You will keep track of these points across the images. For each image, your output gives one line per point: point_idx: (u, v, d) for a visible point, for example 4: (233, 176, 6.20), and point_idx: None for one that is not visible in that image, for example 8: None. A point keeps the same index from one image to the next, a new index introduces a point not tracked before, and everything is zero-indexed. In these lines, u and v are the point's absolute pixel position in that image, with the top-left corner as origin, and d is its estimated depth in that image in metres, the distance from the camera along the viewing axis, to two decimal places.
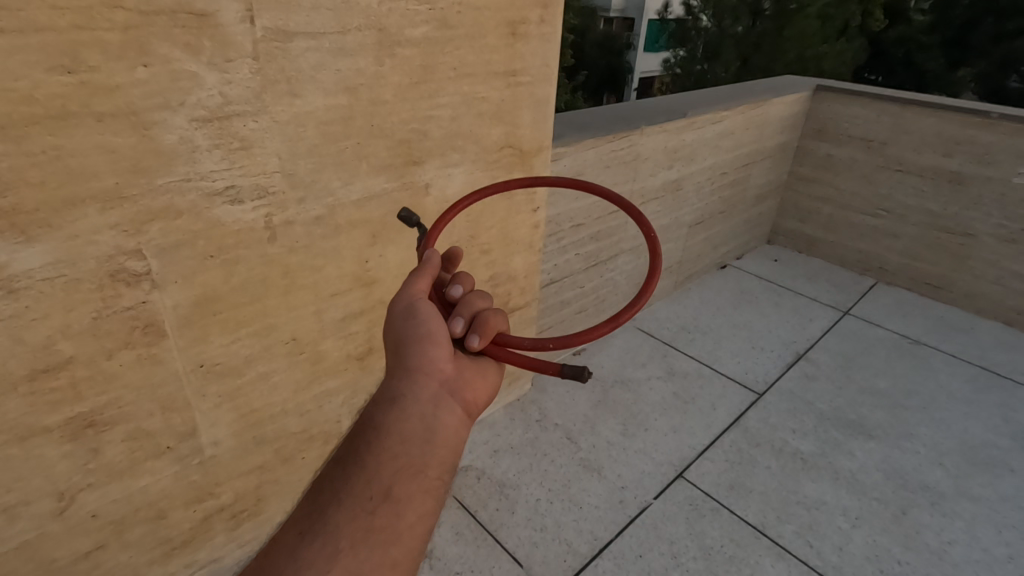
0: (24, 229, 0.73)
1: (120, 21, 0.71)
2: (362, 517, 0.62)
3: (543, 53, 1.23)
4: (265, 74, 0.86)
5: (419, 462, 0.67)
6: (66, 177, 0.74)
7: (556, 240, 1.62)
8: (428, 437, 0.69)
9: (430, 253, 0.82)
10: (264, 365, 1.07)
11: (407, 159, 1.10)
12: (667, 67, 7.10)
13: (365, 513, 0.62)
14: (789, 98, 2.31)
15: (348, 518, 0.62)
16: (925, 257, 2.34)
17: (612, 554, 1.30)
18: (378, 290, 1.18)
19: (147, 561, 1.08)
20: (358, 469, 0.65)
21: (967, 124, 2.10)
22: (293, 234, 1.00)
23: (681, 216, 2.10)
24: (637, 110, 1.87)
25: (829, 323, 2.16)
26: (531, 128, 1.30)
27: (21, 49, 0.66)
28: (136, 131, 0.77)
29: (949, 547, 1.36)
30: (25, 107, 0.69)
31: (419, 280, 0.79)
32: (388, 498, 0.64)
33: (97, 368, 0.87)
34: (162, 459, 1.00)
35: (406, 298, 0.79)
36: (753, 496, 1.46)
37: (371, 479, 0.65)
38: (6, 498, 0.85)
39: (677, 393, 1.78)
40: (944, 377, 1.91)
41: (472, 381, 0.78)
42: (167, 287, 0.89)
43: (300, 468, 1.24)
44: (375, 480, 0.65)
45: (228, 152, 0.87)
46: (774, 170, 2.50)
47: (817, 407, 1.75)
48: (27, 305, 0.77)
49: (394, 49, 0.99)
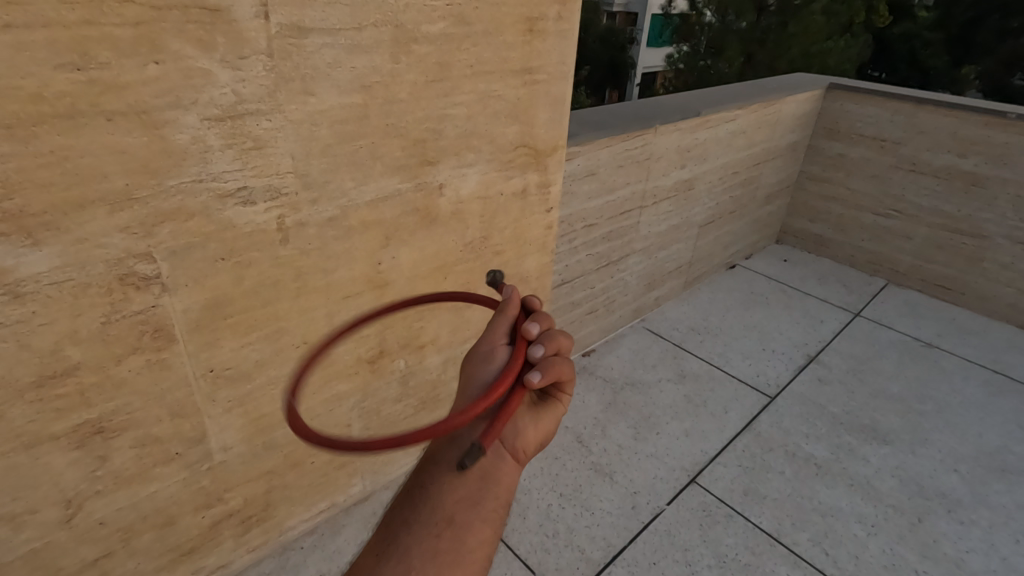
0: (31, 232, 0.71)
1: (131, 16, 0.68)
2: (429, 540, 0.62)
3: (560, 50, 1.20)
4: (279, 71, 0.83)
5: (477, 494, 0.66)
6: (74, 177, 0.71)
7: (568, 240, 1.60)
8: (481, 478, 0.67)
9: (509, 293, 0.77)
10: (274, 370, 1.05)
11: (421, 159, 1.07)
12: (670, 63, 7.05)
13: (432, 535, 0.62)
14: (802, 96, 2.28)
15: (418, 540, 0.61)
16: (938, 258, 2.31)
17: (626, 562, 1.28)
18: (390, 292, 1.15)
19: (154, 567, 1.06)
20: (421, 498, 0.65)
21: (983, 125, 2.06)
22: (306, 236, 0.97)
23: (692, 216, 2.07)
24: (650, 108, 1.83)
25: (840, 325, 2.14)
26: (546, 128, 1.27)
27: (28, 45, 0.64)
28: (146, 130, 0.74)
29: (967, 556, 1.34)
30: (33, 105, 0.66)
31: (500, 322, 0.75)
32: (452, 523, 0.63)
33: (106, 374, 0.84)
34: (171, 465, 0.98)
35: (487, 339, 0.75)
36: (767, 502, 1.44)
37: (435, 505, 0.64)
38: (11, 507, 0.83)
39: (688, 396, 1.75)
40: (958, 381, 1.89)
41: (525, 429, 0.72)
42: (177, 291, 0.86)
43: (309, 473, 1.22)
44: (439, 505, 0.64)
45: (241, 152, 0.84)
46: (786, 169, 2.46)
47: (830, 412, 1.73)
48: (34, 309, 0.75)
49: (410, 46, 0.96)
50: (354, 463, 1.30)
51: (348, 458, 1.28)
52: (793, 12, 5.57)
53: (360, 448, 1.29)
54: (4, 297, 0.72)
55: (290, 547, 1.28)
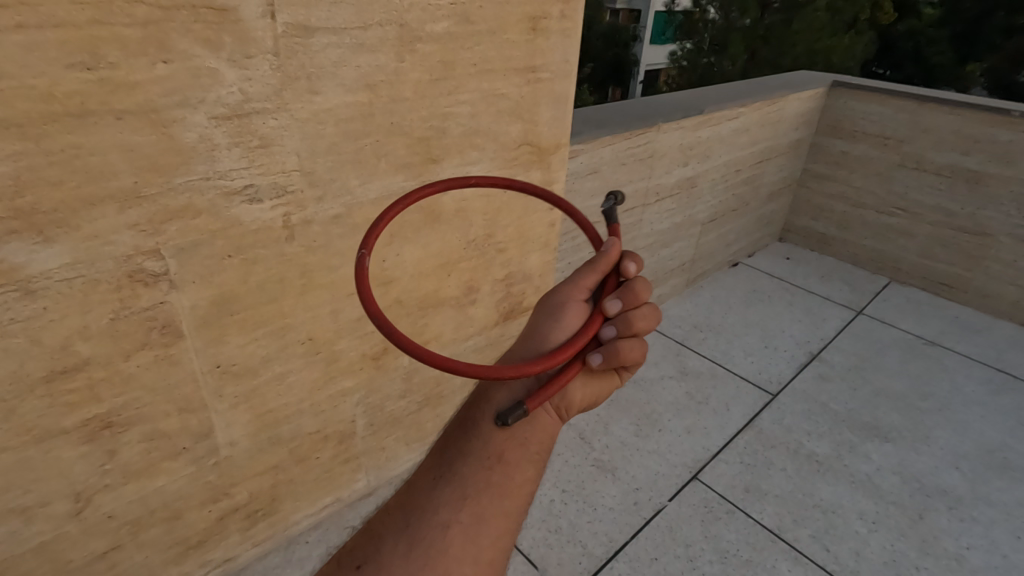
0: (41, 230, 0.72)
1: (140, 16, 0.69)
2: (482, 472, 0.66)
3: (563, 49, 1.20)
4: (285, 71, 0.84)
5: (528, 433, 0.70)
6: (84, 175, 0.72)
7: (571, 238, 1.60)
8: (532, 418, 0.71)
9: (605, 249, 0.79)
10: (280, 366, 1.06)
11: (425, 157, 1.08)
12: (673, 60, 7.02)
13: (484, 469, 0.66)
14: (805, 94, 2.28)
15: (471, 471, 0.66)
16: (941, 256, 2.31)
17: (627, 557, 1.30)
18: (394, 289, 1.16)
19: (162, 560, 1.08)
20: (477, 431, 0.69)
21: (987, 122, 2.06)
22: (311, 233, 0.98)
23: (695, 213, 2.07)
24: (653, 105, 1.83)
25: (842, 323, 2.14)
26: (549, 126, 1.28)
27: (39, 45, 0.65)
28: (155, 128, 0.75)
29: (967, 553, 1.35)
30: (44, 104, 0.67)
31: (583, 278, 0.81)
32: (503, 459, 0.67)
33: (115, 370, 0.85)
34: (179, 460, 0.99)
35: (565, 291, 0.82)
36: (768, 499, 1.45)
37: (488, 441, 0.68)
38: (22, 500, 0.84)
39: (689, 393, 1.76)
40: (960, 379, 1.89)
41: (574, 391, 0.77)
42: (184, 288, 0.87)
43: (314, 468, 1.23)
44: (491, 441, 0.68)
45: (247, 150, 0.85)
46: (789, 166, 2.46)
47: (831, 409, 1.74)
48: (44, 306, 0.76)
49: (414, 45, 0.96)
50: (358, 458, 1.31)
51: (352, 453, 1.29)
52: (797, 10, 5.54)
53: (364, 444, 1.30)
54: (14, 294, 0.73)
55: (295, 541, 1.29)
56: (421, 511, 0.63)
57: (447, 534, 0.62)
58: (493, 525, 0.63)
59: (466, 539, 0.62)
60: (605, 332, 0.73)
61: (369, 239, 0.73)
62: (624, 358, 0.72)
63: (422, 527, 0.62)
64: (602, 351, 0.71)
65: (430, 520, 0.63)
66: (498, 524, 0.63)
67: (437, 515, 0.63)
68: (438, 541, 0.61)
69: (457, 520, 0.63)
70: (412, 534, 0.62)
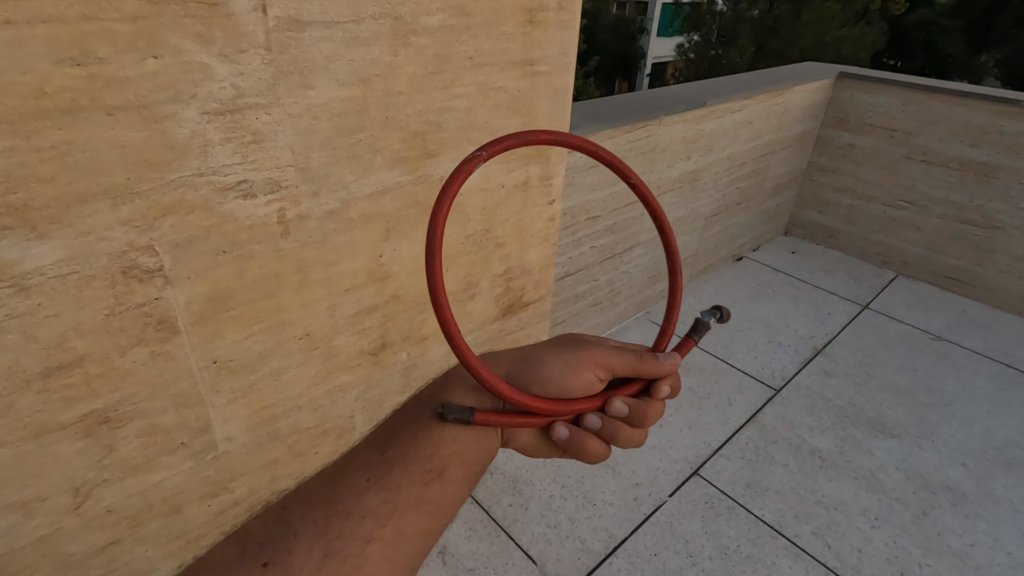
0: (35, 226, 0.72)
1: (129, 11, 0.69)
2: (417, 487, 0.64)
3: (561, 41, 1.19)
4: (278, 65, 0.83)
5: (471, 450, 0.69)
6: (76, 172, 0.72)
7: (572, 232, 1.59)
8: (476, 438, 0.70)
9: (654, 362, 0.71)
10: (277, 361, 1.06)
11: (421, 152, 1.07)
12: (680, 53, 6.96)
13: (420, 483, 0.65)
14: (810, 86, 2.25)
15: (408, 482, 0.64)
16: (949, 250, 2.28)
17: (626, 552, 1.29)
18: (391, 285, 1.16)
19: (162, 554, 1.08)
20: (420, 439, 0.67)
21: (997, 113, 2.02)
22: (307, 229, 0.98)
23: (698, 207, 2.06)
24: (655, 98, 1.81)
25: (848, 317, 2.12)
26: (547, 119, 1.27)
27: (29, 41, 0.65)
28: (147, 125, 0.75)
29: (971, 550, 1.34)
30: (35, 100, 0.67)
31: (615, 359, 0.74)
32: (441, 476, 0.66)
33: (111, 366, 0.86)
34: (177, 455, 1.00)
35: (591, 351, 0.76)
36: (770, 495, 1.44)
37: (434, 453, 0.66)
38: (21, 494, 0.85)
39: (692, 388, 1.75)
40: (967, 374, 1.87)
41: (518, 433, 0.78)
42: (180, 284, 0.87)
43: (313, 462, 1.24)
44: (436, 453, 0.67)
45: (240, 145, 0.84)
46: (794, 159, 2.44)
47: (835, 404, 1.72)
48: (40, 302, 0.76)
49: (409, 38, 0.96)
50: None
51: None
52: None
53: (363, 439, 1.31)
54: (9, 290, 0.73)
55: None
56: (346, 515, 0.61)
57: (366, 548, 0.60)
58: (412, 543, 0.62)
59: (384, 555, 0.60)
60: (590, 420, 0.71)
61: (495, 144, 0.62)
62: (579, 452, 0.71)
63: (342, 534, 0.60)
64: (570, 429, 0.70)
65: (353, 528, 0.61)
66: (415, 542, 0.62)
67: (360, 524, 0.61)
68: (356, 551, 0.59)
69: (379, 534, 0.61)
70: (331, 539, 0.60)
